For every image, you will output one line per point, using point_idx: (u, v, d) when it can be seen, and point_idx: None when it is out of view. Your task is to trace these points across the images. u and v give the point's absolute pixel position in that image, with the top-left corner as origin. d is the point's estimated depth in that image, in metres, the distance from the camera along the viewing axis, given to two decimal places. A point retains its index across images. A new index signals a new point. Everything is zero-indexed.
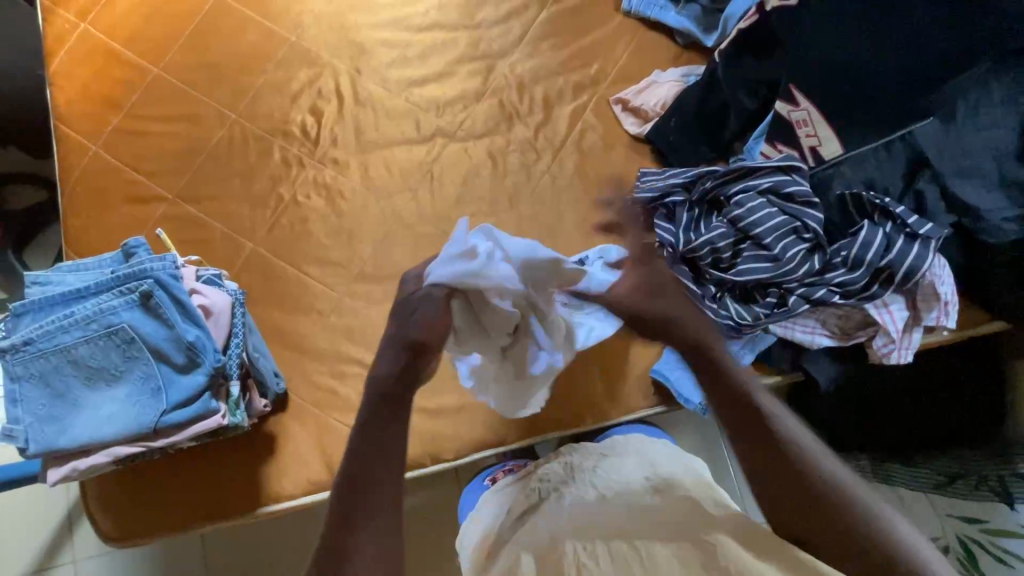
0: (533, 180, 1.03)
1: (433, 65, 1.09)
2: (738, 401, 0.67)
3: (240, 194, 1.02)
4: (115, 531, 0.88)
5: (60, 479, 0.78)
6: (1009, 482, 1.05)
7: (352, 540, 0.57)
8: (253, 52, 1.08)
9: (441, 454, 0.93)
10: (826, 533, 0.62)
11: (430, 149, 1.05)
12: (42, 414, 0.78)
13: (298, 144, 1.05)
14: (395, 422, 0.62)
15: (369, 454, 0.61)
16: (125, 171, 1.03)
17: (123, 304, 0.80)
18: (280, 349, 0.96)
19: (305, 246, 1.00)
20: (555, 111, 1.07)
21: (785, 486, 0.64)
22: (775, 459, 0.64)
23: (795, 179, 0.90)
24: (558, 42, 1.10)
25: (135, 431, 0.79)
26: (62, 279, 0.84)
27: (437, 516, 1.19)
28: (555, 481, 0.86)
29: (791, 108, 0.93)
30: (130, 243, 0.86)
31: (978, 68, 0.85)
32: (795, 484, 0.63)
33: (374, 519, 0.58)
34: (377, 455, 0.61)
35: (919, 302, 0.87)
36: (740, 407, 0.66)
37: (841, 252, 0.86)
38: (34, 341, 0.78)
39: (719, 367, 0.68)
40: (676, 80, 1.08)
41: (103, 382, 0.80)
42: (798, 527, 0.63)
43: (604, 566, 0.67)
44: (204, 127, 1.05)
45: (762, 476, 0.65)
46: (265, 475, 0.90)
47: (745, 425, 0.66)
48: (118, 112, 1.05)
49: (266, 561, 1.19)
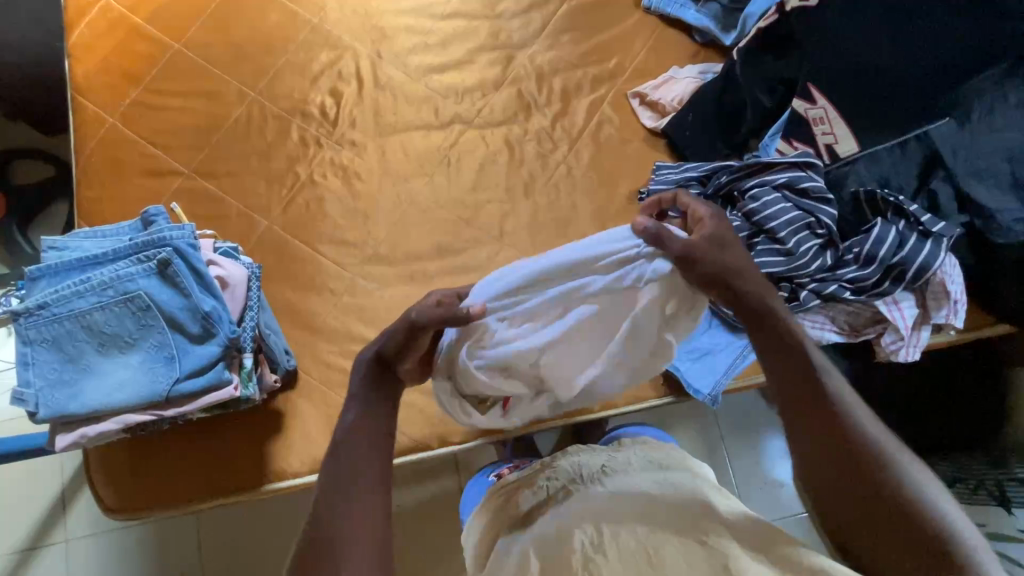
0: (549, 170, 1.04)
1: (453, 53, 1.10)
2: (792, 374, 0.62)
3: (257, 172, 1.02)
4: (115, 501, 0.88)
5: (68, 445, 0.78)
6: (1009, 488, 0.99)
7: (346, 544, 0.55)
8: (276, 33, 1.09)
9: (449, 437, 0.93)
10: (889, 540, 0.56)
11: (448, 134, 1.06)
12: (53, 379, 0.78)
13: (316, 124, 1.05)
14: (389, 391, 0.63)
15: (362, 440, 0.61)
16: (141, 144, 1.03)
17: (141, 271, 0.80)
18: (292, 328, 0.96)
19: (320, 225, 1.00)
20: (573, 103, 1.08)
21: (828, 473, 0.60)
22: (832, 445, 0.59)
23: (810, 176, 0.91)
24: (578, 35, 1.11)
25: (147, 397, 0.78)
26: (80, 245, 0.85)
27: (439, 506, 1.20)
28: (563, 478, 0.85)
29: (808, 106, 0.96)
30: (149, 212, 0.86)
31: (990, 73, 0.88)
32: (851, 470, 0.58)
33: (364, 498, 0.58)
34: (366, 452, 0.60)
35: (929, 300, 0.88)
36: (807, 398, 0.61)
37: (852, 249, 0.88)
38: (47, 305, 0.78)
39: (768, 326, 0.63)
40: (694, 77, 1.10)
41: (117, 349, 0.80)
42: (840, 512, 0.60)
43: (613, 565, 0.68)
44: (223, 104, 1.05)
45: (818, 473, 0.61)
46: (270, 453, 0.90)
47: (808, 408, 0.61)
48: (137, 86, 1.05)
49: (264, 547, 1.18)
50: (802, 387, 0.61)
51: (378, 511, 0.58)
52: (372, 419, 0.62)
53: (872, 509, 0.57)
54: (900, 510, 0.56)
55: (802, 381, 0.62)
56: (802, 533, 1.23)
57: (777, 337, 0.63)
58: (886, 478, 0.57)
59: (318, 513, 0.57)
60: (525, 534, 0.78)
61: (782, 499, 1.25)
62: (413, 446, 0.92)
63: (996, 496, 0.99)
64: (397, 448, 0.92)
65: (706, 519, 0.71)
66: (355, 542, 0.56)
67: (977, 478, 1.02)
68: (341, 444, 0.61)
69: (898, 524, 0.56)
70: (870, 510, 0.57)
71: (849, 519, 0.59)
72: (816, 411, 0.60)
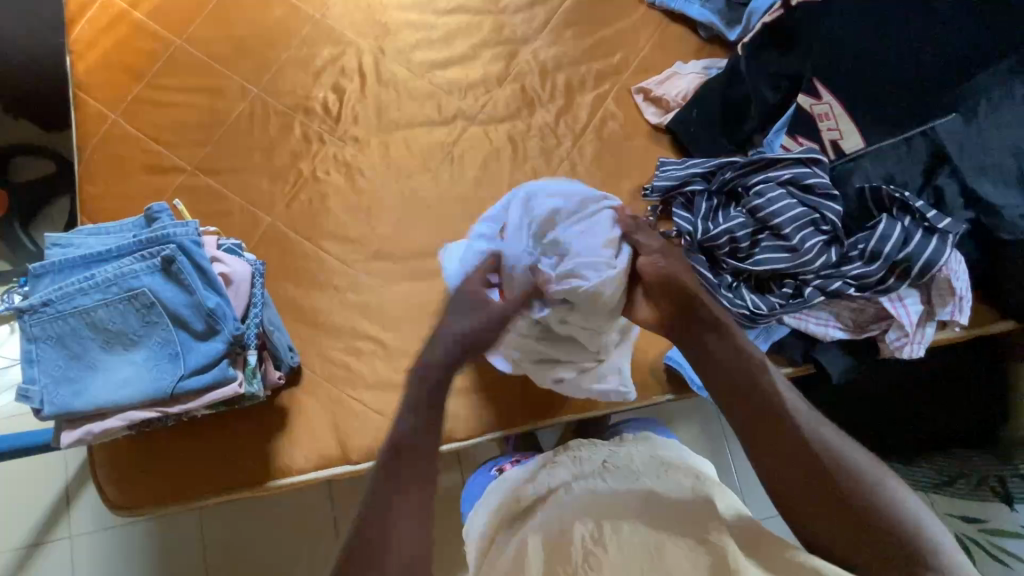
0: (553, 165, 1.04)
1: (456, 48, 1.09)
2: (732, 367, 0.72)
3: (260, 168, 1.02)
4: (121, 498, 0.88)
5: (72, 442, 0.78)
6: (1009, 483, 1.00)
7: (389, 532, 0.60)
8: (278, 29, 1.08)
9: (453, 433, 0.93)
10: (825, 511, 0.63)
11: (452, 130, 1.06)
12: (58, 375, 0.78)
13: (319, 120, 1.05)
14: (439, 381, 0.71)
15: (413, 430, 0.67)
16: (144, 140, 1.02)
17: (145, 268, 0.80)
18: (295, 324, 0.96)
19: (323, 222, 1.00)
20: (577, 99, 1.07)
21: (775, 453, 0.67)
22: (771, 425, 0.68)
23: (815, 172, 0.91)
24: (582, 30, 1.11)
25: (151, 394, 0.78)
26: (82, 242, 0.84)
27: (442, 502, 1.20)
28: (564, 473, 0.85)
29: (814, 102, 0.96)
30: (153, 209, 0.86)
31: (999, 66, 0.88)
32: (811, 477, 0.65)
33: (409, 501, 0.62)
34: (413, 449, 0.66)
35: (934, 297, 0.88)
36: (743, 381, 0.71)
37: (858, 246, 0.88)
38: (53, 301, 0.78)
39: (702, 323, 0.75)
40: (698, 72, 1.09)
41: (121, 345, 0.80)
42: (790, 487, 0.66)
43: (614, 562, 0.68)
44: (225, 100, 1.05)
45: (761, 451, 0.68)
46: (275, 449, 0.90)
47: (746, 391, 0.70)
48: (139, 81, 1.05)
49: (267, 542, 1.18)
50: (742, 376, 0.71)
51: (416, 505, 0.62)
52: (427, 430, 0.68)
53: (815, 484, 0.64)
54: (838, 484, 0.63)
55: (741, 371, 0.72)
56: None
57: (735, 365, 0.72)
58: (826, 458, 0.65)
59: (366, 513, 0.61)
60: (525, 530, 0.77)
61: None
62: None
63: (998, 491, 1.00)
64: None
65: (709, 516, 0.71)
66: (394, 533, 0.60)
67: (978, 473, 1.04)
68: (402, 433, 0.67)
69: (836, 497, 0.63)
70: (812, 484, 0.65)
71: (797, 492, 0.65)
72: (782, 440, 0.67)
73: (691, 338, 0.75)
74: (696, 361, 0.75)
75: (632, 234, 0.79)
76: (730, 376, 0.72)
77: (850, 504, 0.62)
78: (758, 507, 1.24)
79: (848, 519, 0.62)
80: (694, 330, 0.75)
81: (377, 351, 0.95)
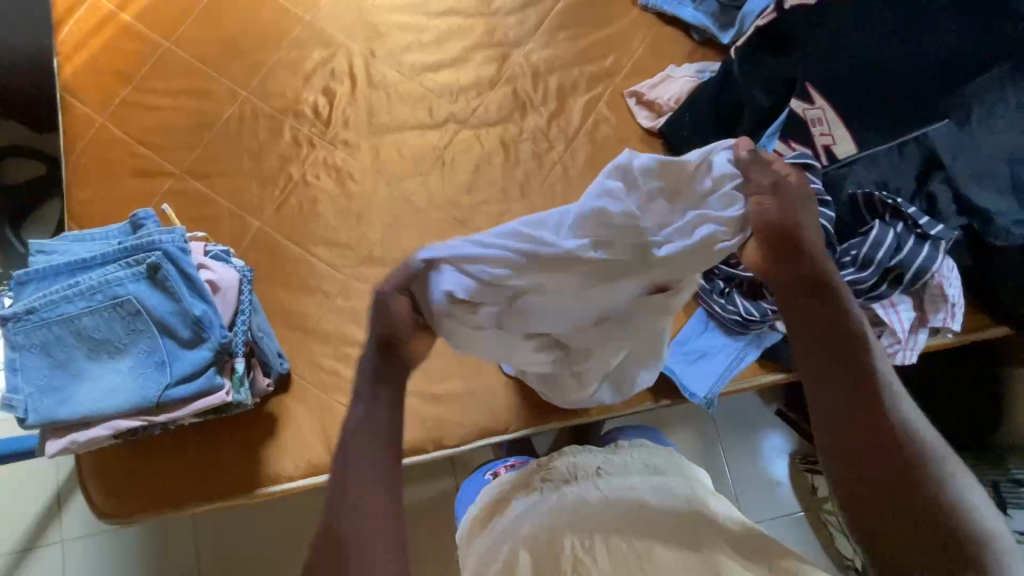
0: (545, 170, 1.03)
1: (448, 51, 1.08)
2: (832, 333, 0.60)
3: (249, 172, 1.01)
4: (107, 505, 0.87)
5: (58, 451, 0.77)
6: (1005, 489, 0.98)
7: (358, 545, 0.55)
8: (267, 31, 1.07)
9: (444, 440, 0.92)
10: (895, 506, 0.56)
11: (443, 134, 1.05)
12: (43, 384, 0.77)
13: (309, 124, 1.04)
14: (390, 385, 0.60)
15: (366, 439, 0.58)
16: (132, 144, 1.01)
17: (130, 276, 0.79)
18: (284, 330, 0.95)
19: (312, 226, 0.99)
20: (570, 102, 1.07)
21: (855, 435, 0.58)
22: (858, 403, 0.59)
23: (807, 176, 0.88)
24: (574, 32, 1.10)
25: (137, 404, 0.78)
26: (67, 249, 0.83)
27: (435, 506, 1.20)
28: (558, 479, 0.84)
29: (807, 106, 0.94)
30: (139, 214, 0.85)
31: (998, 70, 0.88)
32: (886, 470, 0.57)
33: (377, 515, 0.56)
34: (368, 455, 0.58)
35: (926, 303, 0.88)
36: (837, 351, 0.60)
37: (850, 252, 0.86)
38: (37, 309, 0.77)
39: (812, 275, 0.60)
40: (691, 75, 1.08)
41: (106, 354, 0.79)
42: (861, 475, 0.58)
43: (602, 564, 0.68)
44: (214, 103, 1.04)
45: (840, 429, 0.59)
46: (264, 457, 0.89)
47: (836, 367, 0.60)
48: (128, 84, 1.04)
49: (261, 547, 1.18)
50: (839, 346, 0.60)
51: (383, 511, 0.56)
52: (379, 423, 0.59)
53: (886, 476, 0.57)
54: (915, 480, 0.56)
55: (839, 342, 0.60)
56: (796, 532, 1.24)
57: (834, 330, 0.60)
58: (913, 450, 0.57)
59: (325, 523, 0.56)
60: (513, 532, 0.76)
61: (778, 498, 1.25)
62: (407, 449, 0.91)
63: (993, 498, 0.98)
64: None
65: (699, 524, 0.71)
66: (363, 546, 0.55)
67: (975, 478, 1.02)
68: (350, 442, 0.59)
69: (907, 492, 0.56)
70: (885, 476, 0.57)
71: (866, 480, 0.58)
72: (867, 423, 0.58)
73: (790, 291, 0.61)
74: (791, 321, 0.62)
75: (747, 174, 0.58)
76: (829, 343, 0.60)
77: (922, 504, 0.56)
78: (752, 511, 1.24)
79: (918, 518, 0.55)
80: (795, 288, 0.61)
81: None
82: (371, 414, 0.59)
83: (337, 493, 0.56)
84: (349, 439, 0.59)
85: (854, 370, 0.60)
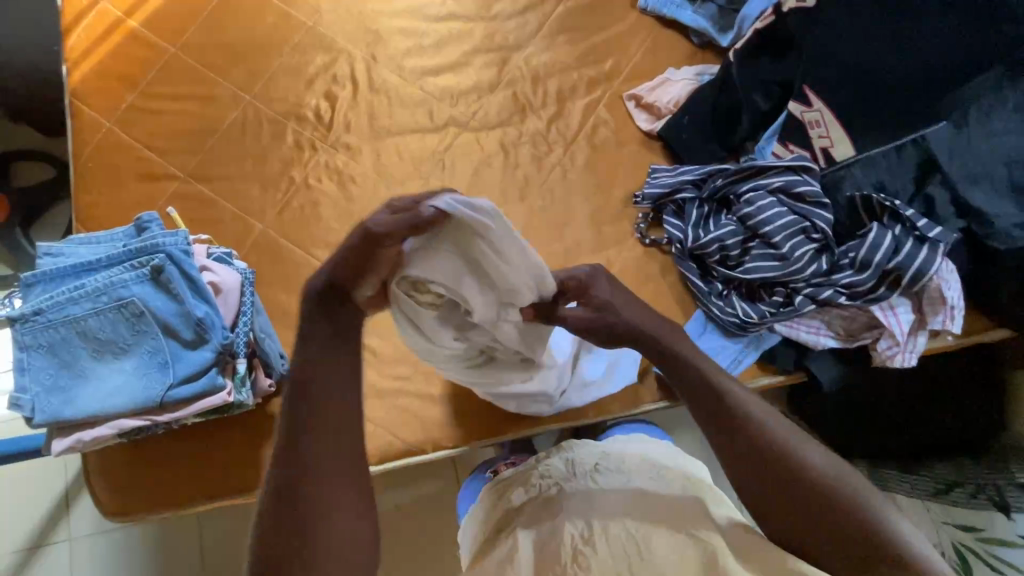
0: (545, 172, 1.04)
1: (448, 55, 1.09)
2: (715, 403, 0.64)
3: (251, 176, 1.03)
4: (112, 503, 0.89)
5: (63, 450, 0.79)
6: (1008, 492, 0.97)
7: (324, 511, 0.55)
8: (269, 36, 1.09)
9: (442, 441, 0.93)
10: (828, 538, 0.58)
11: (443, 137, 1.06)
12: (49, 384, 0.79)
13: (311, 128, 1.05)
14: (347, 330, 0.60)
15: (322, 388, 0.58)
16: (138, 148, 1.03)
17: (134, 278, 0.81)
18: (285, 331, 0.96)
19: (313, 229, 1.01)
20: (569, 105, 1.07)
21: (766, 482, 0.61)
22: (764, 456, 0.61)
23: (806, 180, 0.90)
24: (573, 36, 1.11)
25: (140, 403, 0.79)
26: (73, 251, 0.85)
27: (436, 505, 1.20)
28: (556, 476, 0.83)
29: (805, 109, 0.95)
30: (143, 218, 0.86)
31: (989, 76, 0.87)
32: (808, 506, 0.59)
33: (347, 485, 0.57)
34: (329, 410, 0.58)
35: (925, 306, 0.87)
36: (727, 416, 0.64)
37: (848, 254, 0.87)
38: (44, 310, 0.79)
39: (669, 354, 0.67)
40: (690, 79, 1.09)
41: (110, 354, 0.81)
42: (783, 519, 0.60)
43: (602, 559, 0.66)
44: (218, 108, 1.05)
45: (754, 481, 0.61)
46: (265, 456, 0.90)
47: (733, 428, 0.63)
48: (134, 89, 1.06)
49: None
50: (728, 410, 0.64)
51: (349, 476, 0.57)
52: (339, 373, 0.59)
53: (811, 511, 0.59)
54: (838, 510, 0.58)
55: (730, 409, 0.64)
56: None
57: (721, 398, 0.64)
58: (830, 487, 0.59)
59: (282, 477, 0.55)
60: (516, 530, 0.76)
61: None
62: (406, 450, 0.92)
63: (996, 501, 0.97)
64: (392, 452, 0.92)
65: (698, 513, 0.69)
66: (329, 509, 0.55)
67: (977, 481, 1.01)
68: (312, 394, 0.58)
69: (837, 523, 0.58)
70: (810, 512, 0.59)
71: (790, 520, 0.60)
72: (777, 465, 0.61)
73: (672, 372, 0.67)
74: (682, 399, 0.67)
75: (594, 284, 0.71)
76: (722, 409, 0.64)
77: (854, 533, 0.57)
78: None
79: (849, 551, 0.57)
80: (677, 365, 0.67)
81: (368, 358, 0.96)
82: (327, 367, 0.59)
83: (298, 447, 0.56)
84: (313, 386, 0.58)
85: (726, 411, 0.64)
